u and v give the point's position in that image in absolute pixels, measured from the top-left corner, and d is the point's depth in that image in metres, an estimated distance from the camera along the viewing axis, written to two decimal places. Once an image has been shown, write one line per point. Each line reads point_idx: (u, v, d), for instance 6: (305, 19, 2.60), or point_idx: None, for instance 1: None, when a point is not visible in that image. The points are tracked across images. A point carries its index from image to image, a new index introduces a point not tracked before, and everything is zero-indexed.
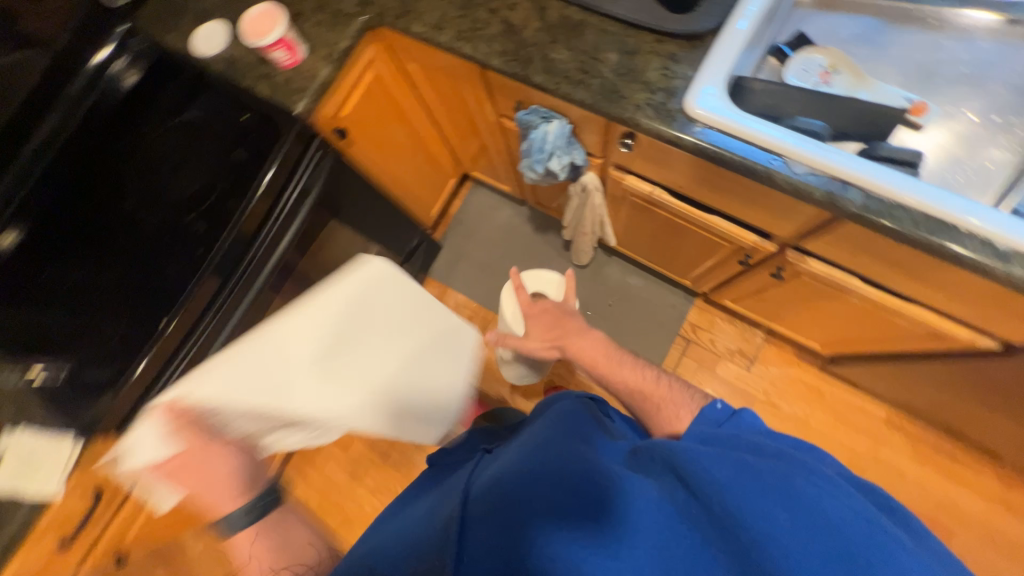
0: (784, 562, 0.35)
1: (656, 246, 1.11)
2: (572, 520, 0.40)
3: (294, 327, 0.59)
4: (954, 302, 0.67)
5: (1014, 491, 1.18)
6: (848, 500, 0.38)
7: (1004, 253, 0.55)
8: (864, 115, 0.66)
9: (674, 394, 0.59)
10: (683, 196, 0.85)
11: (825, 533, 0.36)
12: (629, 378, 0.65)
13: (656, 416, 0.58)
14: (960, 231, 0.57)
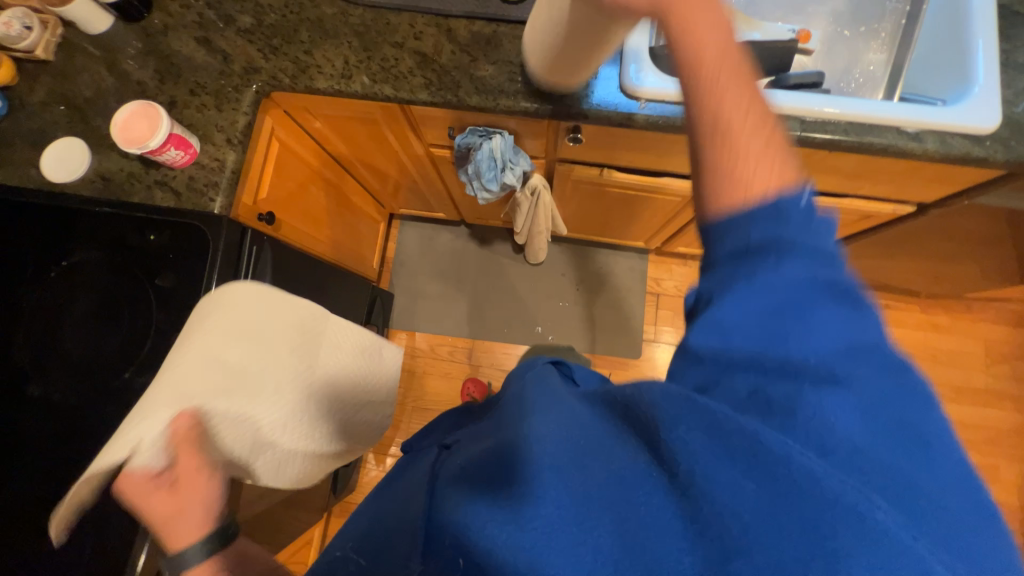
0: (731, 525, 0.29)
1: (609, 220, 1.15)
2: (488, 492, 0.36)
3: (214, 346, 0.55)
4: (877, 185, 0.79)
5: (937, 314, 1.42)
6: (850, 449, 0.30)
7: (916, 134, 0.65)
8: (765, 54, 0.73)
9: (772, 159, 0.37)
10: (630, 168, 0.89)
11: (796, 497, 0.28)
12: (741, 108, 0.38)
13: (737, 161, 0.36)
14: (879, 126, 0.65)
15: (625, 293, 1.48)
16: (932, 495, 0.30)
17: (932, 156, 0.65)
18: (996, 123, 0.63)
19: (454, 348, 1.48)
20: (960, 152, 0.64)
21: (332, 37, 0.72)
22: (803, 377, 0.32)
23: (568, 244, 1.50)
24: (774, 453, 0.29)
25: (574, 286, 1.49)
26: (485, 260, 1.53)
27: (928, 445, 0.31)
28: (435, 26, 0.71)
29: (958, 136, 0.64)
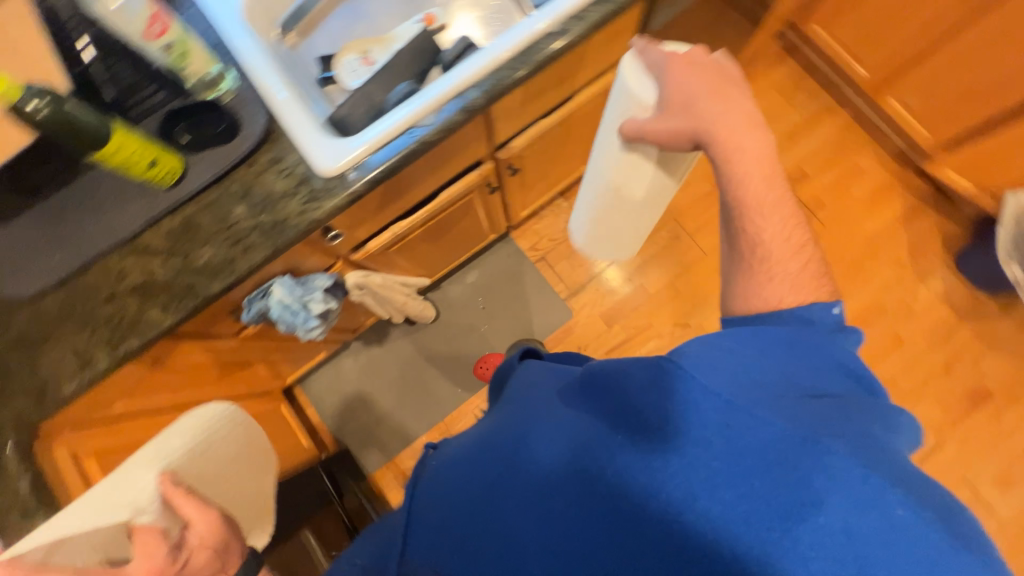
0: (730, 501, 0.38)
1: (448, 246, 1.15)
2: (610, 438, 0.43)
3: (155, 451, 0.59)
4: (586, 69, 0.84)
5: None
6: (851, 434, 0.40)
7: (563, 26, 0.68)
8: (415, 54, 0.76)
9: (799, 276, 0.57)
10: (411, 207, 0.88)
11: (788, 470, 0.37)
12: (772, 232, 0.58)
13: (755, 272, 0.58)
14: (534, 41, 0.68)
15: (521, 277, 1.50)
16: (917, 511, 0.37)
17: (589, 32, 0.69)
18: None
19: (432, 441, 1.42)
20: (603, 14, 0.68)
21: (46, 341, 0.64)
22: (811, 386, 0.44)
23: (445, 281, 1.49)
24: (789, 433, 0.38)
25: (480, 306, 1.48)
26: (396, 351, 1.48)
27: (890, 451, 0.41)
28: (132, 254, 0.66)
29: (593, 5, 0.69)
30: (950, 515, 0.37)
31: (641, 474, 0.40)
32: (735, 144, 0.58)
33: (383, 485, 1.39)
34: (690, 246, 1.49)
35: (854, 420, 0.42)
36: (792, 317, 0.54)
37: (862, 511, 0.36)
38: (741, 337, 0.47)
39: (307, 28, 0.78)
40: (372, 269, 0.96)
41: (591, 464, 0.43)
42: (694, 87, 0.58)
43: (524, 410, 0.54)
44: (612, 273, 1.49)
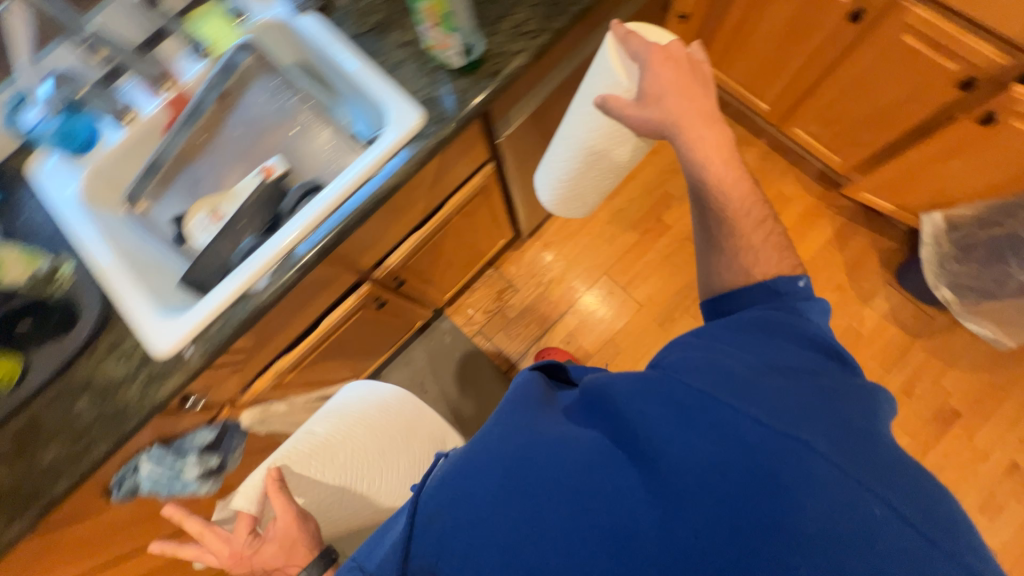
0: (801, 478, 0.38)
1: (360, 354, 1.13)
2: (689, 405, 0.41)
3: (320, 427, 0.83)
4: (441, 187, 0.84)
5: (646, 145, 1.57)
6: (857, 424, 0.43)
7: (383, 172, 0.70)
8: (257, 207, 0.75)
9: (765, 256, 0.60)
10: (291, 343, 0.87)
11: (839, 449, 0.40)
12: (733, 208, 0.62)
13: (719, 252, 0.63)
14: (357, 190, 0.69)
15: (459, 355, 1.47)
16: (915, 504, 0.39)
17: (411, 168, 0.69)
18: (419, 111, 0.69)
19: None
20: (422, 150, 0.69)
21: None
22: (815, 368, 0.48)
23: (383, 372, 1.46)
24: (828, 416, 0.43)
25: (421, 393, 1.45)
26: None
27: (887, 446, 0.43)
28: None
29: (411, 144, 0.69)
30: (950, 523, 0.39)
31: (643, 465, 0.41)
32: (696, 132, 0.63)
33: None
34: (625, 300, 1.46)
35: (843, 418, 0.43)
36: (760, 291, 0.57)
37: (839, 515, 0.37)
38: (713, 334, 0.52)
39: (157, 192, 0.79)
40: (273, 400, 0.95)
41: (637, 464, 0.41)
42: (664, 79, 0.63)
43: (530, 416, 0.50)
44: (550, 338, 1.47)
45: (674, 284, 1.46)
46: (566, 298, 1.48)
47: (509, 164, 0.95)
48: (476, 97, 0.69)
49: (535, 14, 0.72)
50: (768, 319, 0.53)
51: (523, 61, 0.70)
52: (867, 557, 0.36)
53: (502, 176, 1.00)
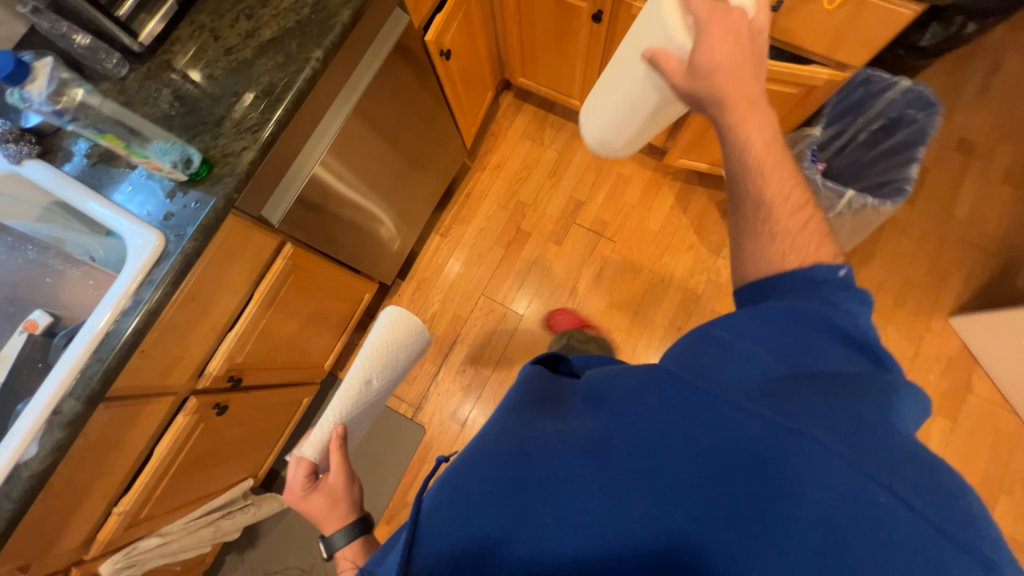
0: (808, 478, 0.33)
1: (235, 454, 1.11)
2: (688, 407, 0.38)
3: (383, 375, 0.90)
4: (232, 286, 0.84)
5: (489, 161, 1.61)
6: (881, 415, 0.38)
7: (135, 300, 0.68)
8: (24, 367, 0.72)
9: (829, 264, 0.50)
10: (125, 482, 0.84)
11: (851, 436, 0.35)
12: (775, 188, 0.51)
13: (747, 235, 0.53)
14: (113, 326, 0.67)
15: None
16: (940, 500, 0.33)
17: (168, 291, 0.69)
18: (159, 233, 0.69)
19: None
20: (171, 269, 0.68)
21: None
22: (830, 353, 0.43)
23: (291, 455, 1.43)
24: (850, 412, 0.37)
25: None
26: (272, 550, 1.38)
27: (916, 449, 0.37)
28: None
29: (159, 266, 0.69)
30: (981, 525, 0.34)
31: (643, 454, 0.37)
32: (748, 114, 0.55)
33: None
34: (506, 314, 1.50)
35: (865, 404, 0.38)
36: (791, 283, 0.48)
37: (846, 505, 0.32)
38: (736, 315, 0.47)
39: None
40: (139, 536, 0.93)
41: (631, 465, 0.37)
42: (720, 53, 0.56)
43: (533, 421, 0.45)
44: (446, 371, 1.48)
45: (549, 285, 1.51)
46: (451, 328, 1.50)
47: (311, 238, 0.96)
48: (213, 204, 0.70)
49: (254, 107, 0.73)
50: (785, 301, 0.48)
51: (251, 157, 0.71)
52: (881, 559, 0.32)
53: (314, 247, 1.00)
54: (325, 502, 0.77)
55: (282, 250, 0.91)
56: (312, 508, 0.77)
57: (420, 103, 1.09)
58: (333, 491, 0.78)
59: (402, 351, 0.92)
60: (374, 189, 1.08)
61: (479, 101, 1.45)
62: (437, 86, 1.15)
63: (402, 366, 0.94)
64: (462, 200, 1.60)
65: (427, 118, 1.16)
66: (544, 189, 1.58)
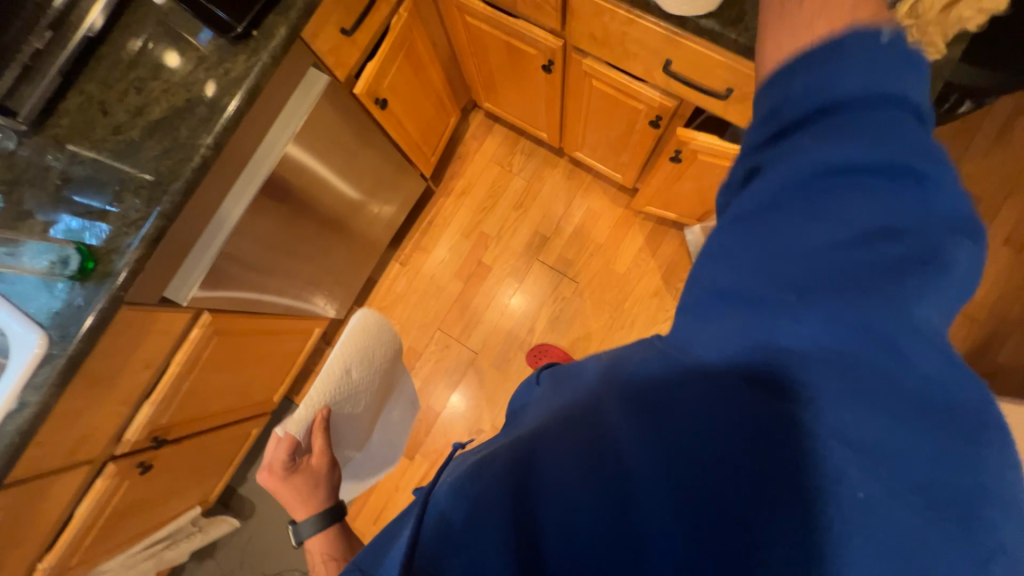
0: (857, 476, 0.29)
1: (177, 492, 1.15)
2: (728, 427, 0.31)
3: (364, 365, 0.91)
4: (142, 364, 0.83)
5: (455, 185, 1.53)
6: (929, 356, 0.31)
7: (19, 403, 0.67)
8: None
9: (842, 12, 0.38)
10: (49, 540, 0.88)
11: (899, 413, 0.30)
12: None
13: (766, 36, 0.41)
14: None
15: None
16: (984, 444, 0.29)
17: (54, 392, 0.68)
18: (39, 333, 0.67)
19: None
20: (54, 372, 0.67)
21: None
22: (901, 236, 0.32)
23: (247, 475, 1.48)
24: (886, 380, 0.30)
25: None
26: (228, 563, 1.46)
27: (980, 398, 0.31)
28: None
29: (42, 368, 0.67)
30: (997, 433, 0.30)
31: (674, 488, 0.31)
32: None
33: None
34: (461, 351, 1.47)
35: (905, 345, 0.30)
36: (866, 101, 0.34)
37: (892, 490, 0.29)
38: (743, 217, 0.36)
39: None
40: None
41: (635, 498, 0.32)
42: None
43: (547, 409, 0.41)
44: None
45: (506, 323, 1.47)
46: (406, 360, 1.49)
47: (233, 305, 0.93)
48: (95, 305, 0.68)
49: (140, 198, 0.69)
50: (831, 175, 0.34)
51: (133, 255, 0.68)
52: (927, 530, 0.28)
53: (242, 310, 0.98)
54: (301, 488, 0.73)
55: (199, 319, 0.89)
56: (286, 489, 0.73)
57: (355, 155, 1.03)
58: (312, 474, 0.75)
59: (379, 348, 0.94)
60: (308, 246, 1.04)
61: (441, 130, 1.37)
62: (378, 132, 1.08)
63: (382, 366, 0.97)
64: (424, 227, 1.54)
65: (368, 166, 1.10)
66: (509, 221, 1.51)
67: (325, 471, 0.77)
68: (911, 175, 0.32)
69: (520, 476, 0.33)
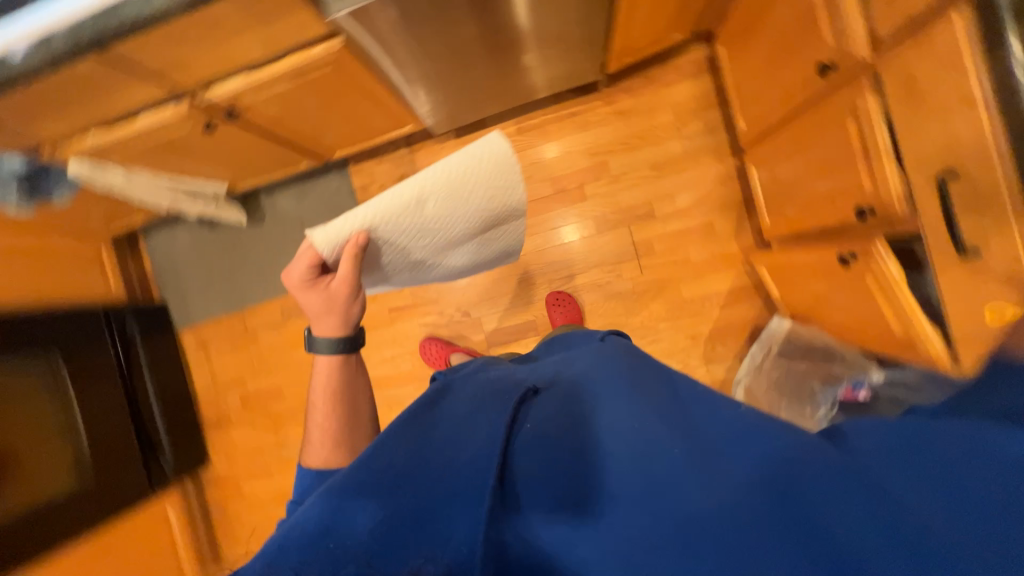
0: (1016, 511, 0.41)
1: (221, 161, 1.23)
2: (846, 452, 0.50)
3: (447, 201, 0.75)
4: (262, 37, 0.82)
5: (617, 98, 1.39)
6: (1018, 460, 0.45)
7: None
8: None
9: None
10: (112, 117, 0.96)
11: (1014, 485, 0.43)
12: None
13: None
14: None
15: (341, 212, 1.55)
16: None
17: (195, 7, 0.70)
18: None
19: (232, 324, 1.66)
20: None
21: None
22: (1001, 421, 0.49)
23: (276, 191, 1.57)
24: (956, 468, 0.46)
25: (298, 226, 1.57)
26: (222, 239, 1.63)
27: None
28: None
29: None
30: None
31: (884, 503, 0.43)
32: None
33: (183, 339, 1.68)
34: None
35: (961, 506, 0.43)
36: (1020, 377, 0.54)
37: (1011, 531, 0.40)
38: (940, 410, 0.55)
39: None
40: (110, 163, 1.07)
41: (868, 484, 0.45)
42: None
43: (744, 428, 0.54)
44: None
45: (553, 251, 1.46)
46: None
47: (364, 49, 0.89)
48: None
49: None
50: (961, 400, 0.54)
51: None
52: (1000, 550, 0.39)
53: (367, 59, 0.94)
54: (319, 301, 0.73)
55: (332, 42, 0.87)
56: (305, 293, 0.74)
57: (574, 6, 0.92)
58: (329, 296, 0.73)
59: (480, 185, 0.75)
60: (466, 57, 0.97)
61: (651, 39, 1.21)
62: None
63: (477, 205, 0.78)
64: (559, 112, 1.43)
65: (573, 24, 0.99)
66: (631, 171, 1.40)
67: (343, 300, 0.73)
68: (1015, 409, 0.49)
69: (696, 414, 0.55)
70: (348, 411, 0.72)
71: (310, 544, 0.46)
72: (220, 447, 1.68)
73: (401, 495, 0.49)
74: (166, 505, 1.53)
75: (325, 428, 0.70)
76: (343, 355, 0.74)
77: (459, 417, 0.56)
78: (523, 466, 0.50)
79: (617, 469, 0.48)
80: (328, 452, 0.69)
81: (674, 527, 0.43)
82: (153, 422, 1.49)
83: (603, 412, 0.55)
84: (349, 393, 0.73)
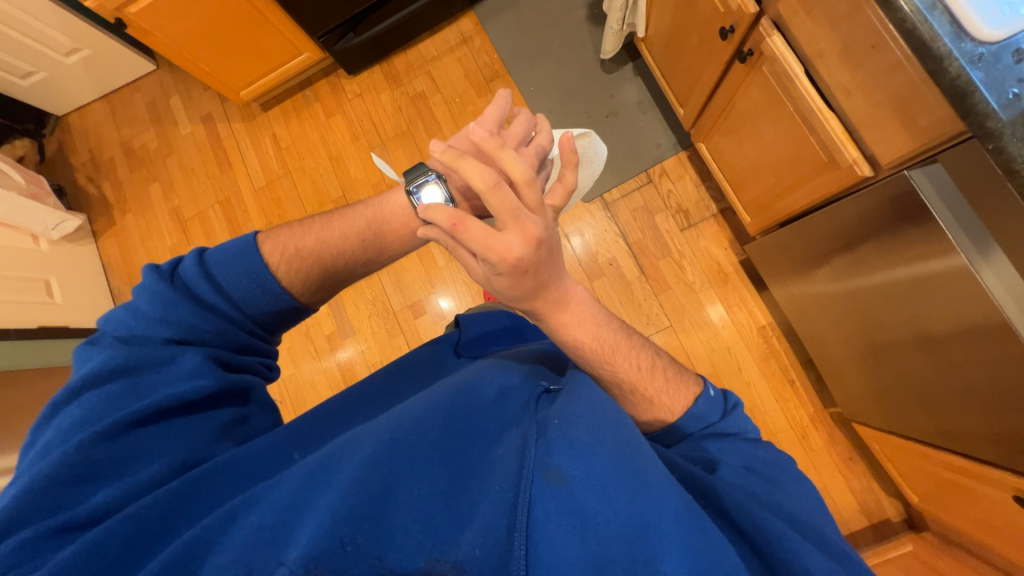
0: (800, 559, 0.41)
1: (674, 30, 1.13)
2: (577, 447, 0.43)
3: None
4: (853, 92, 0.72)
5: (818, 429, 1.29)
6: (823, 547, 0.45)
7: None
8: None
9: None
10: None
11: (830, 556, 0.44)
12: None
13: None
14: None
15: (632, 156, 1.47)
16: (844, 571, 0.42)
17: (908, 29, 0.56)
18: (1003, 38, 0.51)
19: (490, 64, 1.59)
20: (919, 28, 0.54)
21: None
22: (809, 527, 0.47)
23: (640, 79, 1.48)
24: (750, 520, 0.44)
25: (607, 112, 1.49)
26: (576, 32, 1.55)
27: (843, 554, 0.46)
28: None
29: (936, 13, 0.54)
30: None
31: (628, 497, 0.40)
32: None
33: (463, 18, 1.63)
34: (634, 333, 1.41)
35: (769, 558, 0.42)
36: (789, 490, 0.52)
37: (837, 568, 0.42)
38: (745, 472, 0.52)
39: None
40: None
41: (609, 479, 0.41)
42: None
43: (533, 419, 0.48)
44: (623, 247, 1.45)
45: None
46: (658, 276, 1.42)
47: (865, 193, 0.80)
48: (1004, 113, 0.51)
49: None
50: (764, 484, 0.51)
51: None
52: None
53: (851, 187, 0.85)
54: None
55: (865, 162, 0.77)
56: None
57: (980, 388, 0.77)
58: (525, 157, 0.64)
59: None
60: (882, 275, 0.84)
61: (907, 471, 1.11)
62: (989, 447, 0.82)
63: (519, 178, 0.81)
64: (788, 368, 1.33)
65: (940, 386, 0.85)
66: None
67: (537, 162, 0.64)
68: (802, 506, 0.51)
69: (444, 413, 0.50)
70: (349, 258, 0.68)
71: (350, 490, 0.43)
72: (367, 85, 1.67)
73: (429, 463, 0.46)
74: (304, 52, 1.56)
75: (316, 252, 0.66)
76: (405, 232, 0.68)
77: (445, 393, 0.54)
78: (556, 459, 0.43)
79: (607, 437, 0.44)
80: (269, 296, 0.62)
81: (632, 471, 0.42)
82: (380, 17, 1.47)
83: (596, 398, 0.50)
84: (359, 250, 0.68)
